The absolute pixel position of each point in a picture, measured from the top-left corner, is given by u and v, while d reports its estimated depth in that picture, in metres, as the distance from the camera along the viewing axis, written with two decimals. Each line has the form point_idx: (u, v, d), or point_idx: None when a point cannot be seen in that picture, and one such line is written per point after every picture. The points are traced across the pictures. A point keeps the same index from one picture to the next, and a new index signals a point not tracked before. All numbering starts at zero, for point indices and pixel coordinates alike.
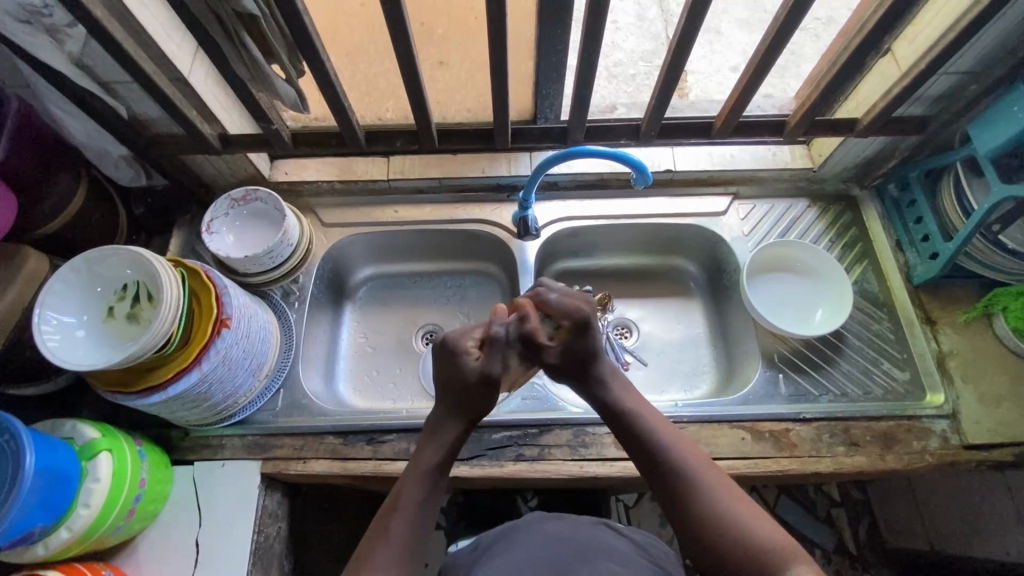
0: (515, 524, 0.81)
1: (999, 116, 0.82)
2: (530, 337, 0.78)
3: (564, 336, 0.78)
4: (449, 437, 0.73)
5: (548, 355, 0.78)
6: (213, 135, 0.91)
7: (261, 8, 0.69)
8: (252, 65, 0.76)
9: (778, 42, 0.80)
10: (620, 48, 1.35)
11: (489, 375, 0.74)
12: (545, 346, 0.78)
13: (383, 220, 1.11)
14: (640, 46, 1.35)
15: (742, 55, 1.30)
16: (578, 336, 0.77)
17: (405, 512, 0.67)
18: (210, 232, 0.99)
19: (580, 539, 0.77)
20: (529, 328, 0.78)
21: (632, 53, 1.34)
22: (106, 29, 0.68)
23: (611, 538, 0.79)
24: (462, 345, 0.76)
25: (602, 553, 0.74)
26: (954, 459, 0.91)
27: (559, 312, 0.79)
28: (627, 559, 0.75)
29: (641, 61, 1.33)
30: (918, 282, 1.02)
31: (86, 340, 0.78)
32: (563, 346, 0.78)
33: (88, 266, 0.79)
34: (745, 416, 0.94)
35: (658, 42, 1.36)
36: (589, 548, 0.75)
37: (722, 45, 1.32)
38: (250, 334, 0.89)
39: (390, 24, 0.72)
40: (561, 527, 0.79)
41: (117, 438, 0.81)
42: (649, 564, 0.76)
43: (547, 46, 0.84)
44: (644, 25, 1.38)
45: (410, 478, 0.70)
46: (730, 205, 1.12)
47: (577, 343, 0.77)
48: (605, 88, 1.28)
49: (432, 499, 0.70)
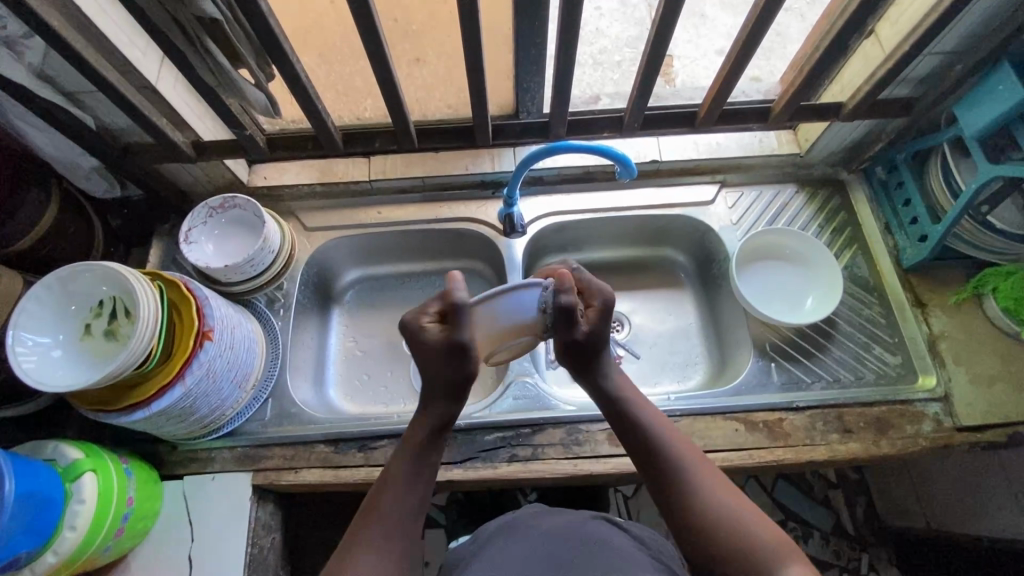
0: (518, 517, 0.81)
1: (985, 96, 0.81)
2: (568, 311, 0.71)
3: (592, 318, 0.75)
4: (436, 416, 0.74)
5: (578, 333, 0.74)
6: (185, 143, 0.89)
7: (224, 11, 0.66)
8: (217, 71, 0.74)
9: (758, 29, 0.78)
10: (605, 35, 1.33)
11: (458, 344, 0.70)
12: (580, 323, 0.74)
13: (366, 222, 1.09)
14: (624, 32, 1.33)
15: (727, 38, 1.28)
16: (604, 319, 0.75)
17: (394, 490, 0.69)
18: (188, 242, 0.96)
19: (580, 532, 0.76)
20: (570, 301, 0.71)
21: (616, 40, 1.32)
22: (63, 39, 0.66)
23: (612, 531, 0.79)
24: (419, 324, 0.72)
25: (602, 545, 0.74)
26: (947, 442, 0.91)
27: (594, 292, 0.76)
28: (627, 553, 0.73)
29: (626, 48, 1.31)
30: (907, 265, 1.01)
31: (64, 360, 0.76)
32: (592, 328, 0.75)
33: (61, 283, 0.76)
34: (738, 407, 0.94)
35: (643, 28, 1.34)
36: (588, 540, 0.75)
37: (707, 28, 1.30)
38: (233, 345, 0.88)
39: (360, 23, 0.70)
40: (562, 521, 0.79)
41: (101, 457, 0.79)
42: (650, 557, 0.75)
43: (525, 38, 0.82)
44: (627, 10, 1.36)
45: (399, 457, 0.72)
46: (718, 194, 1.10)
47: (602, 327, 0.75)
48: (591, 76, 1.26)
49: (420, 477, 0.71)
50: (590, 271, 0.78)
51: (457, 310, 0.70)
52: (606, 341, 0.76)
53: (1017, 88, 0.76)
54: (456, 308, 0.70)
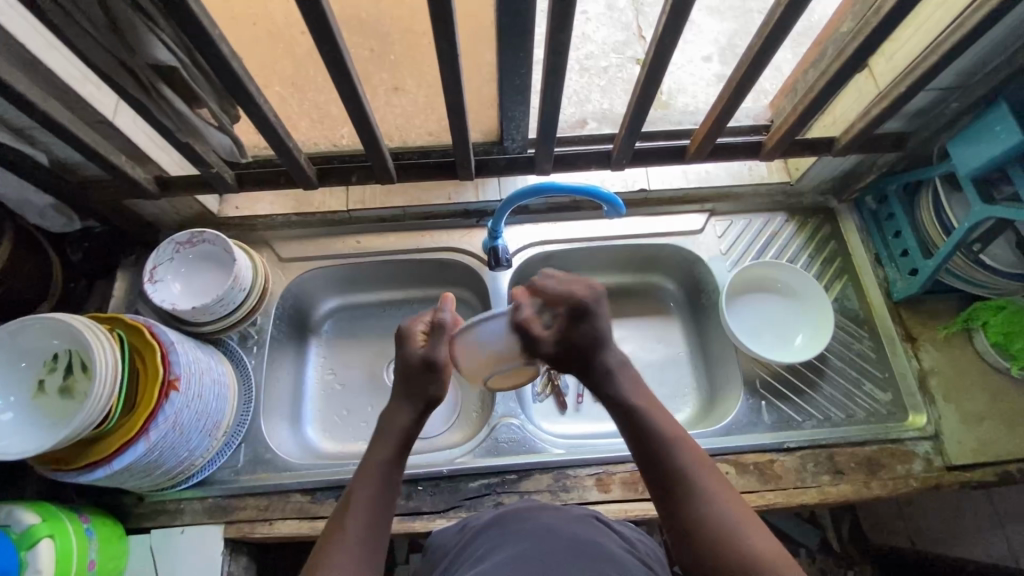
0: (508, 513, 0.75)
1: (980, 136, 0.79)
2: (525, 329, 0.69)
3: (561, 326, 0.70)
4: (404, 431, 0.71)
5: (545, 348, 0.70)
6: (148, 179, 0.84)
7: (181, 57, 0.61)
8: (177, 116, 0.68)
9: (752, 72, 0.75)
10: (591, 40, 1.29)
11: (432, 360, 0.72)
12: (542, 338, 0.70)
13: (345, 253, 1.05)
14: (611, 37, 1.29)
15: (715, 45, 1.26)
16: (573, 326, 0.69)
17: (358, 505, 0.64)
18: (153, 281, 0.91)
19: (571, 533, 0.69)
20: (524, 318, 0.69)
21: (603, 45, 1.29)
22: (7, 82, 0.60)
23: (604, 534, 0.71)
24: (410, 329, 0.76)
25: (597, 548, 0.66)
26: (937, 482, 0.90)
27: (552, 298, 0.71)
28: (618, 557, 0.66)
29: (613, 53, 1.27)
30: (898, 298, 1.00)
31: (15, 423, 0.71)
32: (558, 336, 0.70)
33: (10, 340, 0.71)
34: (728, 449, 0.92)
35: (629, 33, 1.30)
36: (577, 543, 0.67)
37: (695, 35, 1.27)
38: (202, 393, 0.83)
39: (330, 64, 0.65)
40: (553, 518, 0.72)
41: (60, 520, 0.75)
42: (640, 562, 0.68)
43: (507, 70, 0.76)
44: (614, 14, 1.32)
45: (364, 476, 0.67)
46: (707, 223, 1.08)
47: (575, 333, 0.70)
48: (577, 83, 1.23)
49: (389, 489, 0.67)
50: (552, 274, 0.72)
51: (440, 327, 0.74)
52: (591, 343, 0.71)
53: (1014, 130, 0.74)
54: (443, 325, 0.74)
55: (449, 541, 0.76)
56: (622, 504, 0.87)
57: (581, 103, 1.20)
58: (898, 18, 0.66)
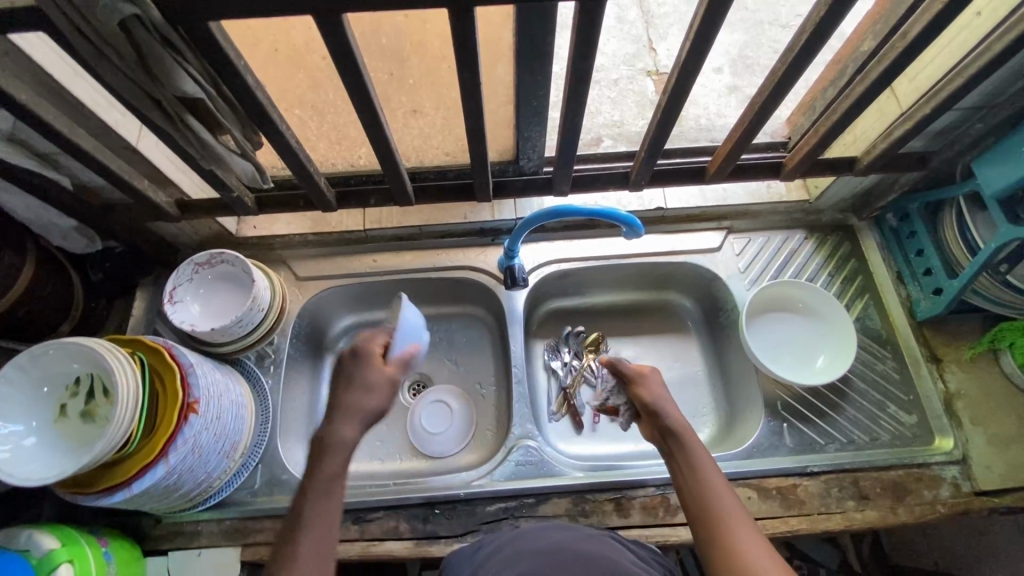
0: (521, 530, 0.73)
1: (1006, 156, 0.77)
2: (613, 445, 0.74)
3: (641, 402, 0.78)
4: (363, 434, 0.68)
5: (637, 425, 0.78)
6: (169, 203, 0.84)
7: (207, 89, 0.62)
8: (200, 145, 0.69)
9: (773, 97, 0.74)
10: (603, 52, 1.29)
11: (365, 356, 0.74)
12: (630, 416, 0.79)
13: (361, 271, 1.05)
14: (621, 49, 1.29)
15: (727, 56, 1.25)
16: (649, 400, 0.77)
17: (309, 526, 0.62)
18: (173, 302, 0.92)
19: (588, 552, 0.67)
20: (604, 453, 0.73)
21: (613, 57, 1.28)
22: (35, 114, 0.61)
23: (618, 551, 0.69)
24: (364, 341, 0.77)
25: (613, 567, 0.65)
26: (966, 508, 0.88)
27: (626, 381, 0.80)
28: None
29: (623, 65, 1.27)
30: (921, 318, 0.98)
31: (36, 448, 0.71)
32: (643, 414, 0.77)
33: (33, 364, 0.72)
34: (751, 473, 0.90)
35: (640, 45, 1.30)
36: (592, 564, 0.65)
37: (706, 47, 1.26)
38: (220, 415, 0.83)
39: (352, 93, 0.66)
40: (565, 536, 0.71)
41: (80, 545, 0.75)
42: None
43: (526, 92, 0.75)
44: (624, 27, 1.32)
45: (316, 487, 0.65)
46: (725, 240, 1.07)
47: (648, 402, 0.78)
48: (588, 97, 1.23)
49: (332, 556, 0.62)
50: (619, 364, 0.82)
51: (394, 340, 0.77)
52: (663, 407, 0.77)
53: None
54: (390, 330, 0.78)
55: (458, 557, 0.74)
56: (642, 529, 0.86)
57: (593, 115, 1.20)
58: (925, 41, 0.65)
